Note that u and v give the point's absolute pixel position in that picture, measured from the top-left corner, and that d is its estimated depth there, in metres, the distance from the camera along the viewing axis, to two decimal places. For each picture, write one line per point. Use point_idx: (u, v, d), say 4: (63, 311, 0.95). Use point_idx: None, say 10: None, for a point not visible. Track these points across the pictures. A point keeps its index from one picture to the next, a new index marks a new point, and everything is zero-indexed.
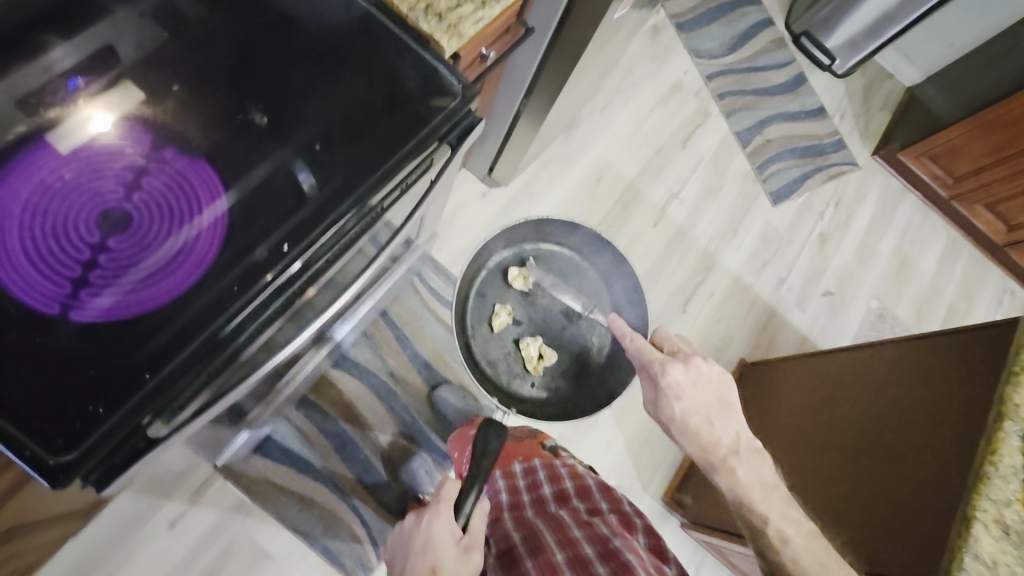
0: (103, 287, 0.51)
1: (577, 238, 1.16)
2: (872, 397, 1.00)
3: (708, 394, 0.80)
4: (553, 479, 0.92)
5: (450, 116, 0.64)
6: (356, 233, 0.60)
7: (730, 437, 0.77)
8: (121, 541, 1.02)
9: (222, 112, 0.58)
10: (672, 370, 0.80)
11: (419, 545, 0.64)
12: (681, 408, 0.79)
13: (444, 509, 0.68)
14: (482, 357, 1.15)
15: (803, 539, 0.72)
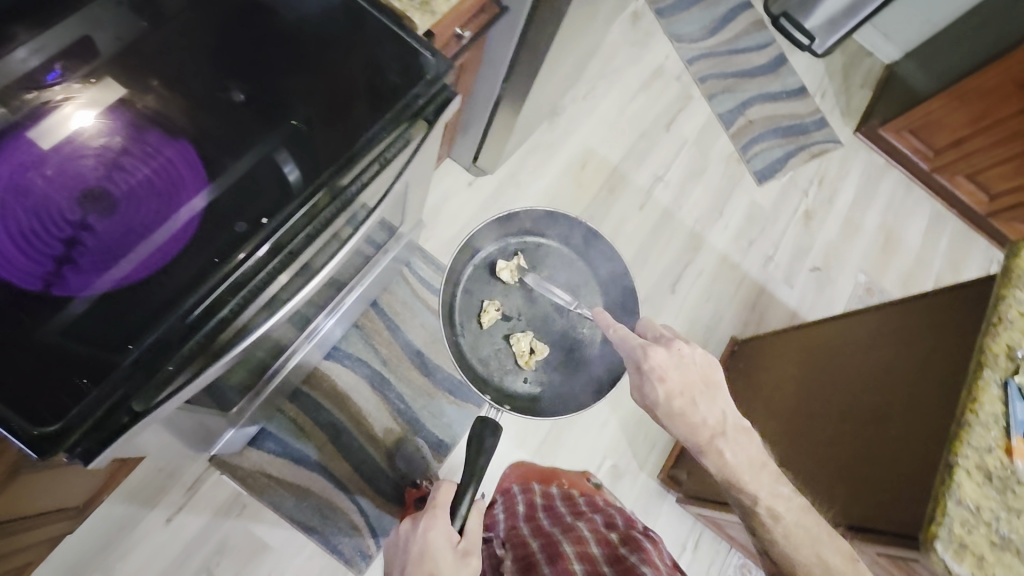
0: (84, 264, 0.51)
1: (563, 229, 1.08)
2: (857, 362, 1.02)
3: (692, 376, 0.74)
4: (570, 501, 1.01)
5: (426, 93, 0.66)
6: (339, 207, 0.61)
7: (715, 418, 0.73)
8: (115, 540, 1.01)
9: (200, 94, 0.60)
10: (654, 354, 0.73)
11: (416, 553, 0.63)
12: (665, 390, 0.72)
13: (440, 513, 0.66)
14: (473, 357, 1.09)
15: (794, 515, 0.72)
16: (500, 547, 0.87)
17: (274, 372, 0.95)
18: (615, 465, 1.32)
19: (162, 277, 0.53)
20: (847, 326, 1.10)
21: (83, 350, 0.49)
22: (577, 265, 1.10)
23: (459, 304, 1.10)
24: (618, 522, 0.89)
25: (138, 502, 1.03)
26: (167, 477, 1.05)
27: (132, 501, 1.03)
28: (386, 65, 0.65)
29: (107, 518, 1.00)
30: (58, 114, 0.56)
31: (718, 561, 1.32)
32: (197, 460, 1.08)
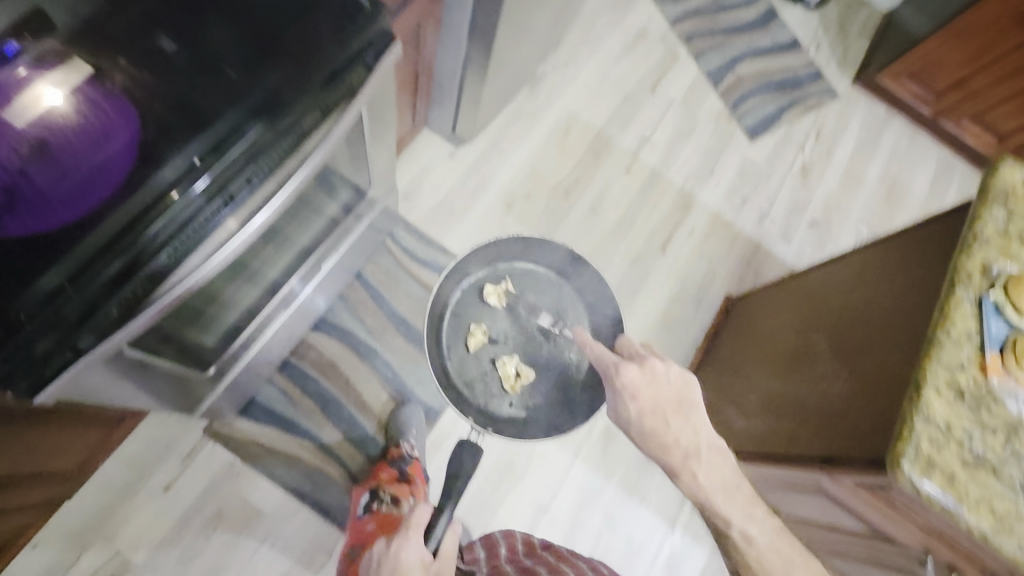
0: (20, 209, 0.53)
1: (542, 255, 1.19)
2: (839, 302, 0.99)
3: (666, 397, 0.80)
4: (550, 548, 1.03)
5: (360, 31, 0.67)
6: (281, 153, 0.62)
7: (687, 437, 0.78)
8: (115, 509, 1.05)
9: (130, 42, 0.60)
10: (626, 372, 0.82)
11: (387, 571, 0.63)
12: (636, 408, 0.79)
13: (413, 533, 0.68)
14: (458, 380, 1.12)
15: (766, 537, 0.75)
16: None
17: (240, 345, 0.95)
18: (609, 426, 1.32)
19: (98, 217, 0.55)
20: (831, 270, 1.08)
21: (17, 287, 0.51)
22: (561, 290, 1.18)
23: (446, 327, 1.15)
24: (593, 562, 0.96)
25: (135, 472, 1.07)
26: (163, 447, 1.09)
27: (130, 471, 1.07)
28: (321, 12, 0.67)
29: (106, 486, 1.05)
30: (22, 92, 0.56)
31: None
32: (191, 431, 1.11)
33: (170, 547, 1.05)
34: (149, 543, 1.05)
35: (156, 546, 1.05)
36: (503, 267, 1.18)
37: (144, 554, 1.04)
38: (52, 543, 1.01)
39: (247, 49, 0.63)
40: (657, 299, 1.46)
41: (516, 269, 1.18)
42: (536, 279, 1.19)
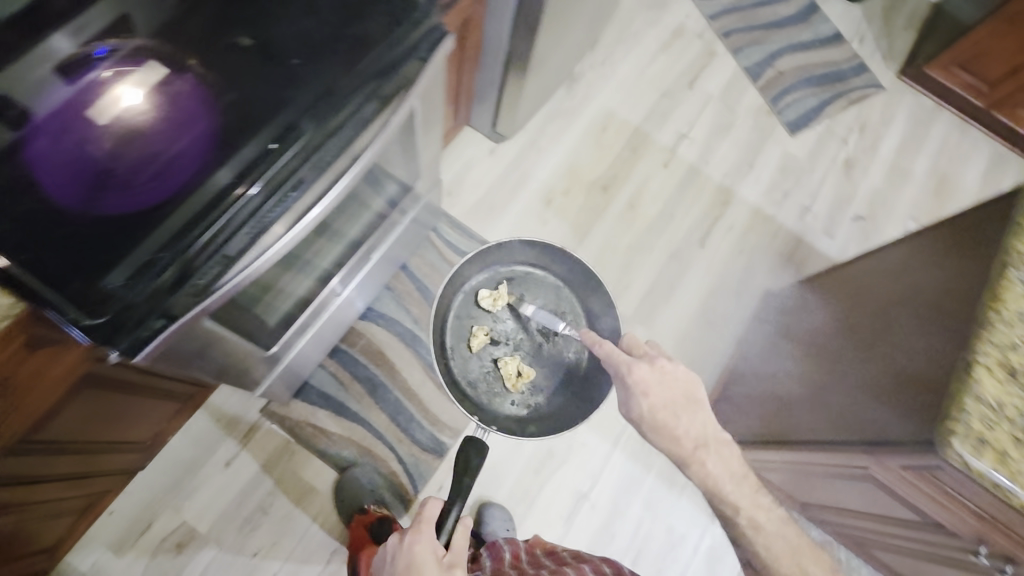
0: (117, 186, 0.57)
1: (544, 256, 1.09)
2: (880, 293, 0.99)
3: (675, 391, 0.78)
4: (554, 556, 0.96)
5: (416, 28, 0.73)
6: (342, 139, 0.69)
7: (695, 431, 0.77)
8: (182, 482, 1.12)
9: (209, 37, 0.65)
10: (637, 370, 0.78)
11: (403, 565, 0.66)
12: (648, 405, 0.77)
13: (426, 527, 0.70)
14: (461, 377, 1.06)
15: (774, 525, 0.79)
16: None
17: (295, 332, 1.01)
18: None
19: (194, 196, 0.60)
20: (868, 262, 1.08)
21: (121, 257, 0.56)
22: (561, 292, 1.10)
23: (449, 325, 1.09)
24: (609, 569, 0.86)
25: (200, 449, 1.14)
26: (225, 426, 1.17)
27: (196, 447, 1.14)
28: (379, 13, 0.72)
29: (174, 461, 1.13)
30: (106, 88, 0.60)
31: None
32: (250, 411, 1.19)
33: (231, 519, 1.12)
34: (212, 515, 1.12)
35: (218, 518, 1.12)
36: (502, 271, 1.11)
37: (208, 525, 1.11)
38: (126, 512, 1.09)
39: (312, 40, 0.68)
40: (695, 293, 1.46)
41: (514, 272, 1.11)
42: (536, 282, 1.11)
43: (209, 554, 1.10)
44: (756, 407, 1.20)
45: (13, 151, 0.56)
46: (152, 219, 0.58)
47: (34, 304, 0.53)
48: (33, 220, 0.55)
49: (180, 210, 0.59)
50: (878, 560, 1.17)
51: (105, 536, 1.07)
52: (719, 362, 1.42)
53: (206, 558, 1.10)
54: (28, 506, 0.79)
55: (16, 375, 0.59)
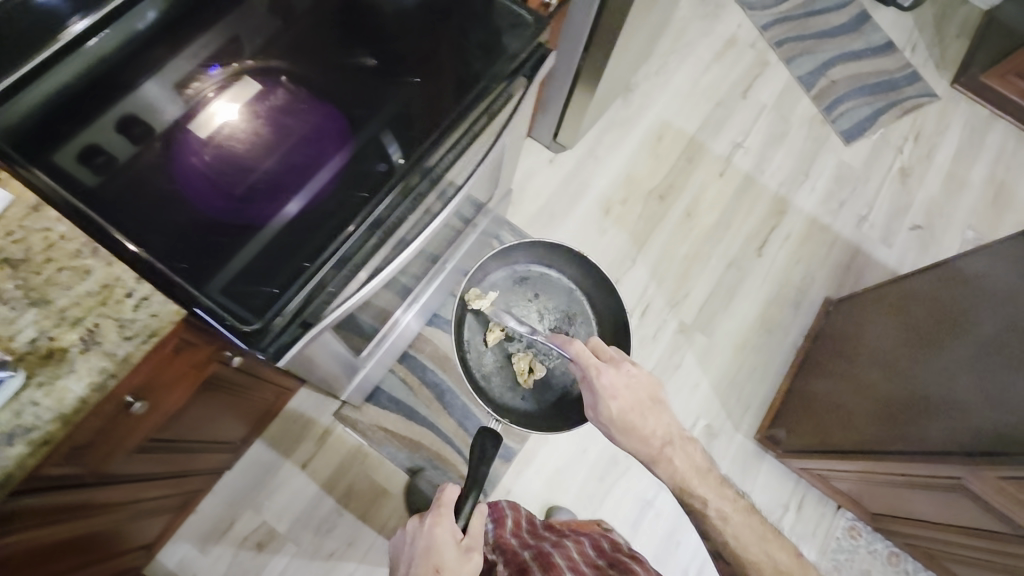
0: (264, 194, 0.63)
1: (557, 258, 1.10)
2: (937, 309, 1.07)
3: (639, 393, 0.75)
4: (553, 527, 1.01)
5: (527, 45, 0.75)
6: (457, 153, 0.71)
7: (662, 431, 0.75)
8: (262, 482, 1.16)
9: (339, 61, 0.72)
10: (605, 372, 0.75)
11: (422, 547, 0.66)
12: (618, 407, 0.74)
13: (446, 511, 0.69)
14: (476, 372, 1.05)
15: (739, 515, 0.76)
16: (490, 553, 0.86)
17: (375, 344, 1.04)
18: (709, 426, 1.35)
19: (303, 216, 0.62)
20: (911, 280, 1.17)
21: (273, 267, 0.59)
22: (573, 294, 1.11)
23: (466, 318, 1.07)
24: (602, 546, 0.93)
25: (279, 450, 1.18)
26: (302, 429, 1.21)
27: (275, 448, 1.18)
28: (495, 37, 0.75)
29: (254, 462, 1.16)
30: (206, 103, 0.67)
31: (825, 522, 1.31)
32: (325, 414, 1.23)
33: (309, 519, 1.15)
34: (291, 515, 1.15)
35: (297, 519, 1.15)
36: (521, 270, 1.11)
37: (287, 525, 1.14)
38: (210, 511, 1.12)
39: (429, 59, 0.73)
40: (754, 302, 1.47)
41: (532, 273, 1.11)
42: (548, 282, 1.11)
43: (289, 553, 1.13)
44: (813, 416, 1.25)
45: (164, 163, 0.62)
46: (253, 236, 0.60)
47: (192, 306, 0.56)
48: (192, 232, 0.59)
49: (278, 235, 0.61)
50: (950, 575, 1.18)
51: (191, 534, 1.11)
52: (779, 370, 1.42)
53: (286, 557, 1.13)
54: (136, 503, 0.81)
55: (163, 376, 0.63)
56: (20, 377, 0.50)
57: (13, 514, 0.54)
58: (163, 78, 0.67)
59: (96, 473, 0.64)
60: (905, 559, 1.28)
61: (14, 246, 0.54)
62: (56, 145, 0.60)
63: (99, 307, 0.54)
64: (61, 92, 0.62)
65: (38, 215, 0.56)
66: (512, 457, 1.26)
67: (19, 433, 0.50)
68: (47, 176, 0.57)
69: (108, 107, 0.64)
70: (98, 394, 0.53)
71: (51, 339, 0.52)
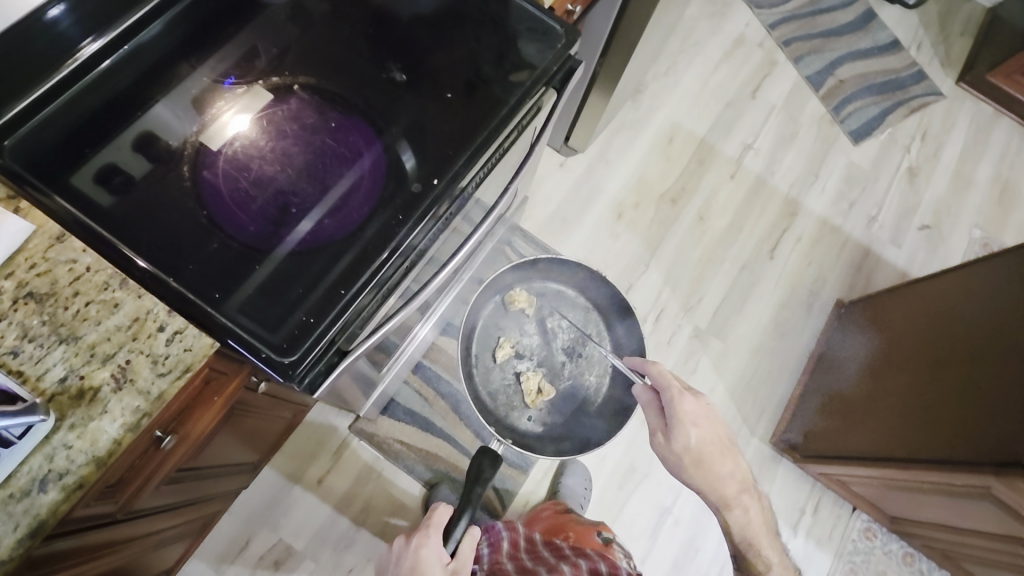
0: (298, 220, 0.60)
1: (575, 277, 1.04)
2: (965, 317, 1.08)
3: (720, 428, 0.76)
4: (553, 547, 0.91)
5: (559, 56, 0.73)
6: (485, 172, 0.69)
7: (741, 474, 0.76)
8: (278, 499, 1.14)
9: (369, 74, 0.68)
10: (689, 402, 0.75)
11: (407, 567, 0.67)
12: (697, 437, 0.74)
13: (433, 532, 0.70)
14: (484, 389, 1.05)
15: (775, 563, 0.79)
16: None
17: (392, 362, 1.00)
18: None
19: (324, 241, 0.59)
20: (934, 286, 1.18)
21: (306, 293, 0.57)
22: (589, 314, 1.06)
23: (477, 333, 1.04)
24: (601, 570, 0.81)
25: (294, 465, 1.16)
26: (317, 443, 1.19)
27: (290, 463, 1.16)
28: (528, 48, 0.72)
29: (269, 479, 1.14)
30: (220, 113, 0.63)
31: (841, 525, 1.31)
32: (340, 428, 1.21)
33: (327, 535, 1.14)
34: (308, 531, 1.13)
35: (314, 535, 1.13)
36: (536, 286, 1.05)
37: (304, 542, 1.12)
38: (225, 530, 1.10)
39: (465, 73, 0.69)
40: (767, 305, 1.46)
41: (548, 289, 1.06)
42: (563, 300, 1.07)
43: (307, 571, 1.11)
44: (834, 421, 1.25)
45: (192, 184, 0.60)
46: (273, 262, 0.57)
47: (226, 338, 0.54)
48: (222, 260, 0.57)
49: (288, 257, 0.58)
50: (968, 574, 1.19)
51: (206, 553, 1.08)
52: (793, 374, 1.42)
53: (304, 575, 1.11)
54: (158, 533, 0.79)
55: (188, 408, 0.61)
56: (50, 421, 0.48)
57: (46, 559, 0.52)
58: (178, 94, 0.64)
59: (124, 509, 0.62)
60: (919, 559, 1.29)
61: (38, 280, 0.52)
62: (74, 167, 0.58)
63: (130, 342, 0.53)
64: (78, 112, 0.61)
65: (63, 246, 0.54)
66: (529, 468, 1.26)
67: (51, 478, 0.48)
68: (65, 200, 0.56)
69: (125, 126, 0.61)
70: (132, 435, 0.51)
71: (82, 378, 0.51)
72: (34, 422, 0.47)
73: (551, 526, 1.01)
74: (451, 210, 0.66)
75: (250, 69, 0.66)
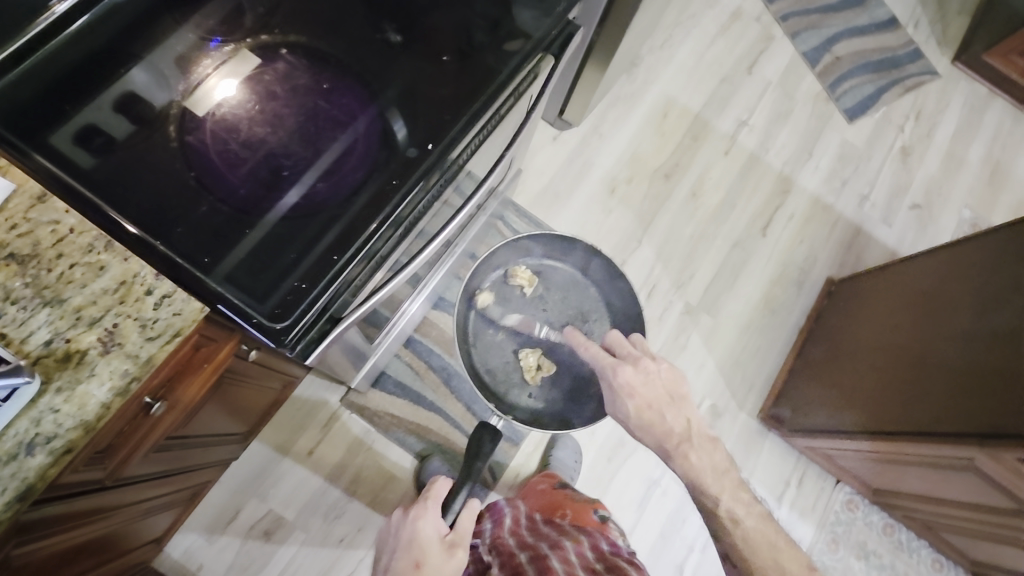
0: (290, 185, 0.58)
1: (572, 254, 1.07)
2: (948, 294, 1.10)
3: (656, 388, 0.78)
4: (553, 523, 0.93)
5: (557, 22, 0.71)
6: (480, 140, 0.68)
7: (681, 426, 0.77)
8: (267, 471, 1.14)
9: (362, 34, 0.66)
10: (621, 372, 0.79)
11: (406, 539, 0.67)
12: (634, 405, 0.77)
13: (431, 504, 0.70)
14: (481, 366, 1.05)
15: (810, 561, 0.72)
16: (486, 555, 0.86)
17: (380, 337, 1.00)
18: (714, 405, 1.36)
19: (317, 206, 0.58)
20: (920, 263, 1.21)
21: (299, 259, 0.55)
22: (586, 290, 1.09)
23: (472, 311, 1.05)
24: (604, 546, 0.84)
25: (283, 437, 1.17)
26: (306, 415, 1.19)
27: (279, 435, 1.16)
28: (525, 15, 0.70)
29: (258, 451, 1.14)
30: (206, 77, 0.61)
31: (824, 497, 1.34)
32: (330, 401, 1.21)
33: (317, 505, 1.14)
34: (300, 501, 1.14)
35: (305, 505, 1.14)
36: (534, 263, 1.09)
37: (295, 512, 1.13)
38: (215, 500, 1.10)
39: (460, 38, 0.67)
40: (758, 282, 1.47)
41: (546, 267, 1.09)
42: (561, 278, 1.10)
43: (298, 541, 1.12)
44: (824, 397, 1.26)
45: (178, 146, 0.57)
46: (261, 225, 0.56)
47: (216, 303, 0.53)
48: (212, 224, 0.55)
49: (282, 221, 0.56)
50: (948, 544, 1.26)
51: (196, 523, 1.09)
52: (782, 349, 1.44)
53: (295, 545, 1.12)
54: (147, 501, 0.78)
55: (179, 374, 0.60)
56: (36, 383, 0.48)
57: (35, 523, 0.52)
58: (162, 56, 0.61)
59: (113, 476, 0.61)
60: (899, 530, 1.33)
61: (21, 241, 0.52)
62: (54, 124, 0.56)
63: (117, 305, 0.52)
64: (57, 69, 0.58)
65: (45, 206, 0.54)
66: (520, 441, 1.27)
67: (39, 442, 0.47)
68: (46, 159, 0.53)
69: (106, 86, 0.58)
70: (121, 400, 0.50)
71: (67, 342, 0.50)
72: (19, 384, 0.46)
73: (547, 501, 1.03)
74: (444, 178, 0.66)
75: (237, 28, 0.63)
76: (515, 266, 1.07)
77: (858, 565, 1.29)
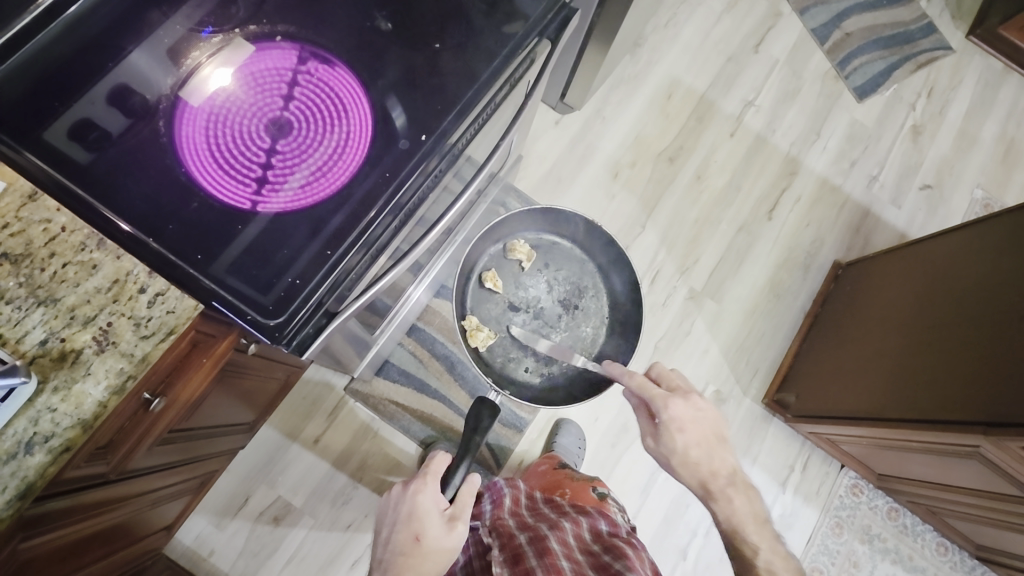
0: (284, 180, 0.57)
1: (570, 228, 1.04)
2: (957, 280, 1.09)
3: (705, 430, 0.78)
4: (553, 504, 0.92)
5: (552, 5, 0.69)
6: (475, 129, 0.66)
7: (729, 469, 0.78)
8: (273, 459, 1.15)
9: (353, 22, 0.64)
10: (674, 406, 0.77)
11: (406, 512, 0.68)
12: (684, 441, 0.77)
13: (431, 479, 0.70)
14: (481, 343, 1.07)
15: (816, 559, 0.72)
16: (486, 536, 0.82)
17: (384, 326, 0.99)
18: (718, 391, 1.36)
19: (310, 200, 0.57)
20: (929, 247, 1.19)
21: (293, 255, 0.55)
22: (585, 266, 1.08)
23: (470, 286, 1.07)
24: (603, 528, 0.83)
25: (290, 426, 1.18)
26: (311, 404, 1.20)
27: (285, 424, 1.17)
28: None
29: (265, 439, 1.16)
30: (200, 67, 0.59)
31: (829, 482, 1.34)
32: (335, 389, 1.21)
33: (324, 492, 1.16)
34: (306, 489, 1.15)
35: (312, 492, 1.16)
36: (530, 238, 1.07)
37: (302, 498, 1.15)
38: (224, 488, 1.12)
39: (451, 24, 0.65)
40: (763, 266, 1.46)
41: (544, 241, 1.08)
42: (560, 252, 1.09)
43: (305, 526, 1.14)
44: (828, 383, 1.25)
45: (169, 141, 0.56)
46: (253, 222, 0.55)
47: (211, 300, 0.53)
48: (204, 220, 0.55)
49: (276, 218, 0.56)
50: (951, 528, 1.26)
51: (206, 510, 1.11)
52: (787, 334, 1.43)
53: (303, 530, 1.13)
54: (155, 492, 0.80)
55: (177, 370, 0.60)
56: (33, 383, 0.49)
57: (41, 518, 0.53)
58: (148, 47, 0.58)
59: (117, 470, 0.62)
60: (903, 514, 1.33)
61: (13, 240, 0.52)
62: (44, 120, 0.54)
63: (111, 304, 0.53)
64: (39, 60, 0.55)
65: (36, 205, 0.54)
66: (525, 427, 1.28)
67: (38, 441, 0.49)
68: (38, 156, 0.53)
69: (96, 76, 0.56)
70: (118, 398, 0.52)
71: (63, 341, 0.51)
72: (16, 385, 0.47)
73: (549, 482, 1.04)
74: (443, 166, 0.64)
75: (228, 17, 0.61)
76: (514, 240, 1.06)
77: (863, 548, 1.29)
